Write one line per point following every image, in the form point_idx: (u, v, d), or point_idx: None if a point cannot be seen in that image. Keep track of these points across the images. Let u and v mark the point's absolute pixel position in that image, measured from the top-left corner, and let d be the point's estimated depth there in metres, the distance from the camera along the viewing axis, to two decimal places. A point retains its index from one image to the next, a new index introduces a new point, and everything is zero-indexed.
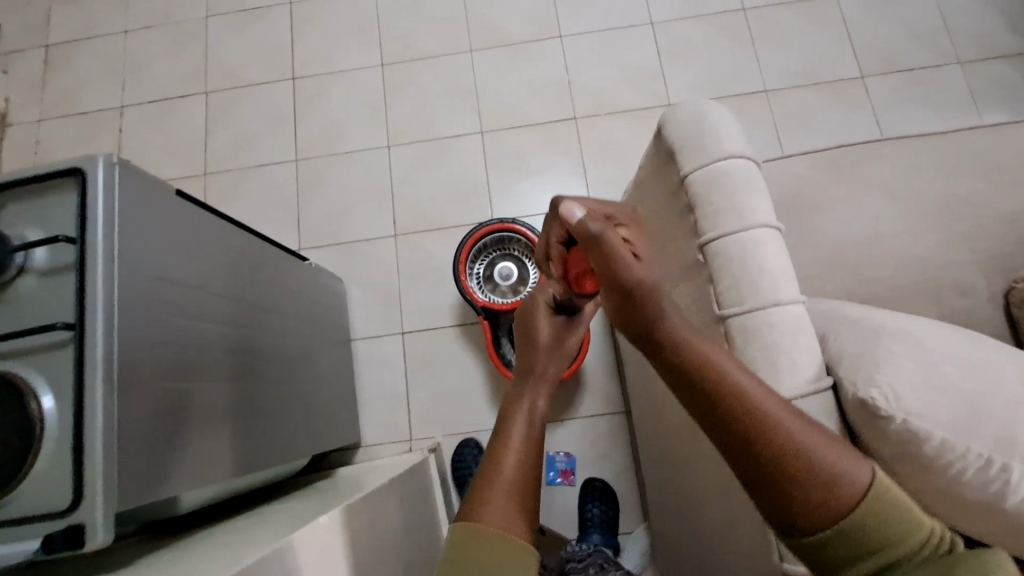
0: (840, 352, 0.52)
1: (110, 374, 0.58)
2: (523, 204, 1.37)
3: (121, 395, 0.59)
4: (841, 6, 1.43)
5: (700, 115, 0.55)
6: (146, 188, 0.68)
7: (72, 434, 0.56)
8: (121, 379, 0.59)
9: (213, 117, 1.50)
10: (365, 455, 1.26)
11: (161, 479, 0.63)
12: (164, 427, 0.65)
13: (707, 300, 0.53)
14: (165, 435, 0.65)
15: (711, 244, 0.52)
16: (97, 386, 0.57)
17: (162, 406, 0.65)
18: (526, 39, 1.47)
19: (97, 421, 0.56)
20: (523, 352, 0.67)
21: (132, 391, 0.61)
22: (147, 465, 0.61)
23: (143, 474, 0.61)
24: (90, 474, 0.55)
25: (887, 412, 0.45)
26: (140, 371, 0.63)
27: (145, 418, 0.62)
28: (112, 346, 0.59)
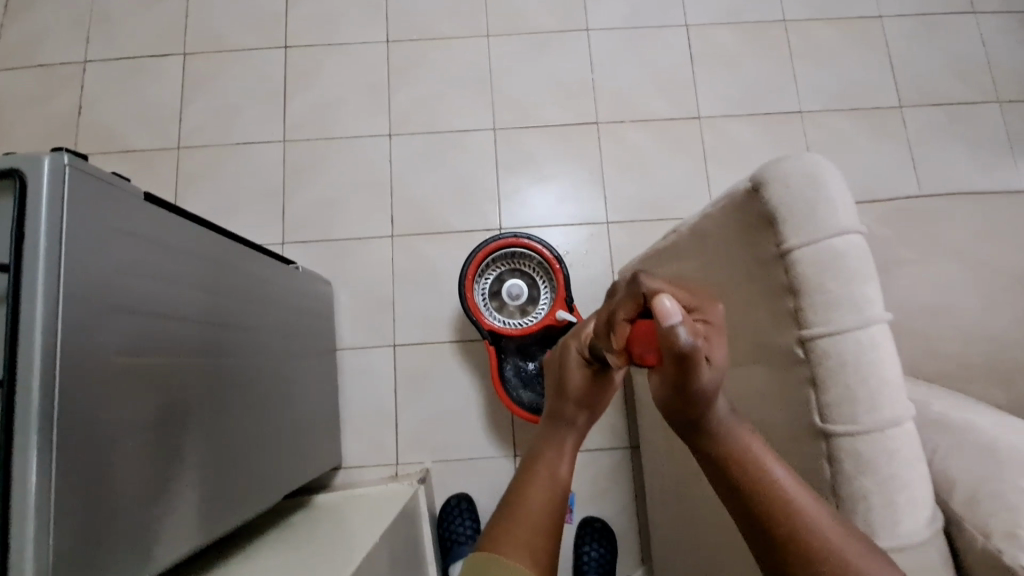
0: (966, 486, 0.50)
1: (46, 432, 0.49)
2: (535, 212, 1.26)
3: (64, 454, 0.50)
4: (885, 27, 1.34)
5: (810, 175, 0.44)
6: (107, 195, 0.57)
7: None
8: (63, 432, 0.50)
9: (192, 83, 1.32)
10: (345, 477, 1.15)
11: (115, 548, 0.54)
12: (121, 484, 0.56)
13: (803, 406, 0.44)
14: (123, 492, 0.56)
15: (815, 340, 0.43)
16: (30, 446, 0.48)
17: (119, 458, 0.56)
18: (549, 29, 1.34)
19: (29, 490, 0.47)
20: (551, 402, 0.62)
21: (80, 448, 0.51)
22: (96, 534, 0.52)
23: (93, 543, 0.52)
24: (17, 560, 0.46)
25: None
26: (91, 421, 0.53)
27: (96, 478, 0.53)
28: (50, 397, 0.49)
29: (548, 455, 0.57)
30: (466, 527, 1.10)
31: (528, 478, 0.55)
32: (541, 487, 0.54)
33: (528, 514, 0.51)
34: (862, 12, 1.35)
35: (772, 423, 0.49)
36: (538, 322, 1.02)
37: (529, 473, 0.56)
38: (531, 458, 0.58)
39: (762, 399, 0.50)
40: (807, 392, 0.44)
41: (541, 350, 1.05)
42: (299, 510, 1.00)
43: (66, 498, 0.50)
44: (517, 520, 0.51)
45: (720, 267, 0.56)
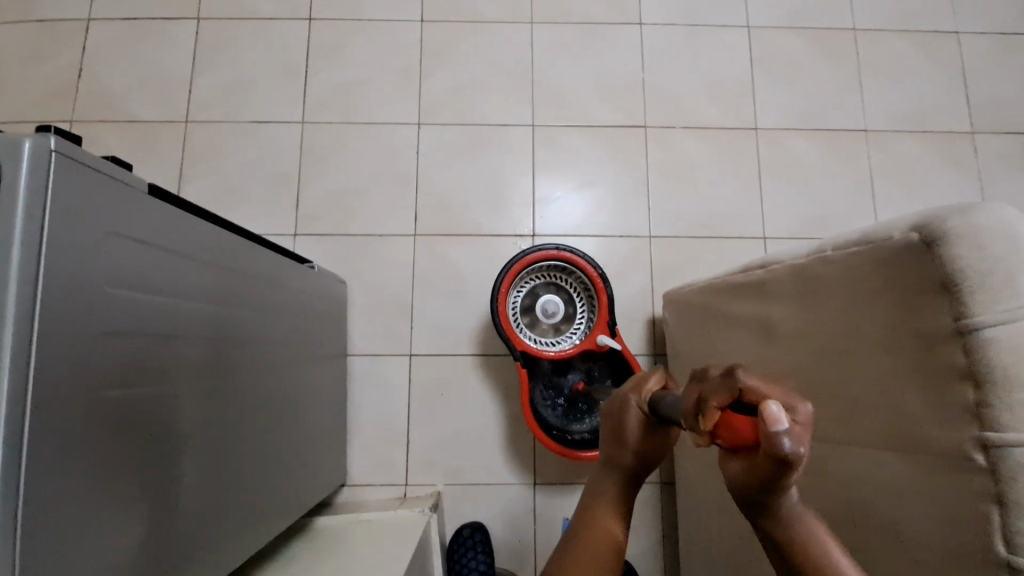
0: None
1: (11, 483, 0.39)
2: (572, 220, 1.16)
3: (39, 506, 0.40)
4: (961, 45, 1.24)
5: (1006, 234, 0.35)
6: (102, 187, 0.47)
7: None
8: (38, 482, 0.40)
9: (205, 51, 1.21)
10: (349, 496, 1.06)
11: None
12: (105, 537, 0.46)
13: (976, 522, 0.36)
14: (106, 547, 0.47)
15: (1003, 446, 0.34)
16: None
17: (103, 508, 0.46)
18: (600, 21, 1.23)
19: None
20: (608, 450, 0.50)
21: (55, 500, 0.42)
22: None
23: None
24: None
25: None
26: (74, 462, 0.43)
27: (77, 533, 0.44)
28: (19, 440, 0.39)
29: (609, 497, 0.48)
30: (478, 562, 0.99)
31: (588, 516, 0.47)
32: (602, 530, 0.46)
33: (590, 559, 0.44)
34: (937, 27, 1.25)
35: (913, 526, 0.40)
36: (576, 346, 0.92)
37: (588, 506, 0.48)
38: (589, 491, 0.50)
39: (901, 495, 0.41)
40: (987, 507, 0.35)
41: (575, 375, 0.96)
42: (299, 537, 0.91)
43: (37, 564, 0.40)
44: (581, 556, 0.44)
45: (842, 323, 0.46)
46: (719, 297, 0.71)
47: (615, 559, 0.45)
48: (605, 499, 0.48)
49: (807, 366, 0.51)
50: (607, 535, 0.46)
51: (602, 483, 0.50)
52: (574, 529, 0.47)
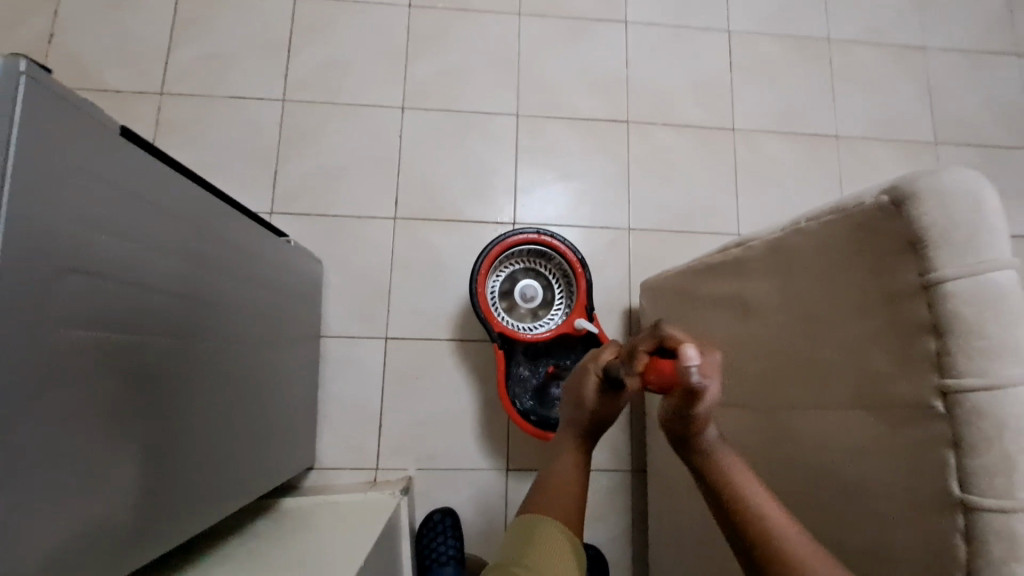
0: None
1: None
2: (554, 210, 1.16)
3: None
4: (928, 60, 1.30)
5: (968, 194, 0.37)
6: (70, 120, 0.45)
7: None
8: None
9: (184, 23, 1.18)
10: (318, 479, 1.04)
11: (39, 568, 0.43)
12: (58, 486, 0.44)
13: (934, 467, 0.38)
14: (60, 496, 0.44)
15: (962, 392, 0.36)
16: None
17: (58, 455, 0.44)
18: (588, 16, 1.25)
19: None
20: (568, 415, 0.56)
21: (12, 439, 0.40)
22: (23, 549, 0.41)
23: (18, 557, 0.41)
24: None
25: None
26: (35, 399, 0.42)
27: (30, 477, 0.42)
28: None
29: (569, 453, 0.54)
30: (448, 547, 0.98)
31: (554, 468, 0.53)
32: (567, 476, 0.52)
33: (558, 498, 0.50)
34: (906, 41, 1.31)
35: (879, 480, 0.42)
36: (553, 330, 0.93)
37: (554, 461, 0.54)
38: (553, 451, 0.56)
39: (866, 453, 0.42)
40: (945, 453, 0.37)
41: (551, 362, 0.95)
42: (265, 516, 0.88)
43: None
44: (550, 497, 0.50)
45: (815, 290, 0.48)
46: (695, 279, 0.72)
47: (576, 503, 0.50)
48: (567, 456, 0.54)
49: (781, 337, 0.53)
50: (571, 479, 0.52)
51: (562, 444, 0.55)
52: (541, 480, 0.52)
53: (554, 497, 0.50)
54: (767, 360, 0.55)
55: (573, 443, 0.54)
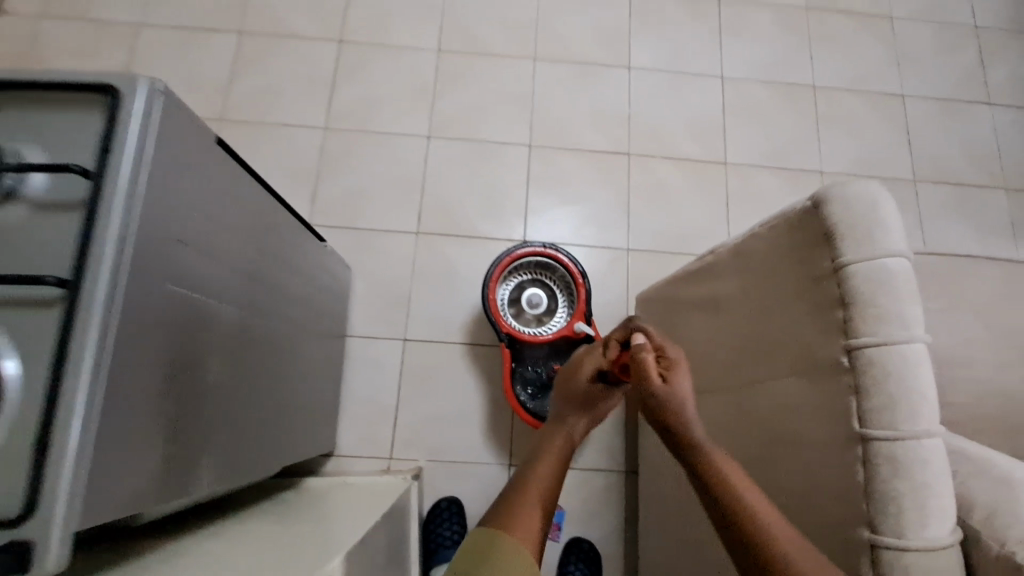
0: (969, 496, 0.48)
1: (102, 351, 0.45)
2: (560, 230, 1.29)
3: (108, 385, 0.46)
4: (906, 107, 1.44)
5: (869, 201, 0.48)
6: (185, 127, 0.55)
7: (38, 427, 0.43)
8: (111, 363, 0.46)
9: (242, 61, 1.36)
10: (336, 466, 1.13)
11: (130, 490, 0.50)
12: (150, 422, 0.53)
13: (843, 412, 0.46)
14: (144, 440, 0.52)
15: (859, 349, 0.45)
16: (82, 362, 0.44)
17: (144, 405, 0.51)
18: (596, 62, 1.41)
19: (74, 417, 0.43)
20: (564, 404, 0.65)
21: (125, 376, 0.48)
22: (124, 469, 0.49)
23: (107, 490, 0.47)
24: (51, 485, 0.42)
25: None
26: (136, 351, 0.50)
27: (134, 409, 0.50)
28: (109, 315, 0.46)
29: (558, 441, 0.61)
30: (452, 531, 1.08)
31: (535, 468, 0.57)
32: (544, 476, 0.55)
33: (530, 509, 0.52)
34: (885, 90, 1.45)
35: (806, 431, 0.50)
36: (555, 333, 1.03)
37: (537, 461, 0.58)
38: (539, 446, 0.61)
39: (798, 410, 0.51)
40: (847, 399, 0.46)
41: (555, 362, 1.04)
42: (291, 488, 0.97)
43: (106, 424, 0.46)
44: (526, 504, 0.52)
45: (760, 282, 0.58)
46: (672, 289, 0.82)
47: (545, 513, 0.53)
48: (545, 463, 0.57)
49: (737, 325, 0.62)
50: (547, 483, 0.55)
51: (553, 434, 0.62)
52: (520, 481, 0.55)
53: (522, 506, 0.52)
54: (728, 345, 0.63)
55: (563, 432, 0.62)
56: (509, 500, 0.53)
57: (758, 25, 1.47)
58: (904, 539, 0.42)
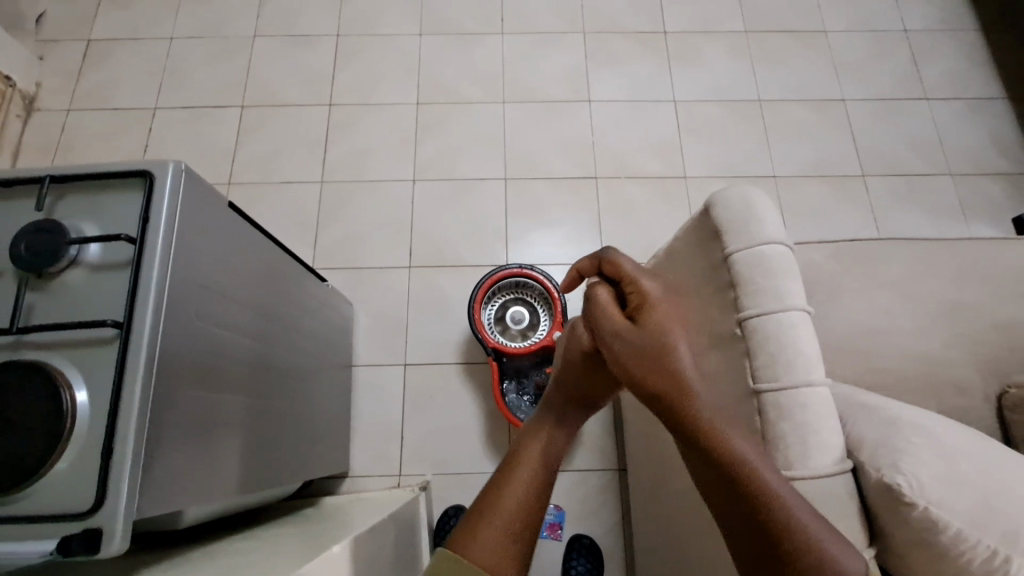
0: (860, 437, 0.56)
1: (149, 373, 0.57)
2: (540, 252, 1.41)
3: (155, 401, 0.58)
4: (847, 110, 1.57)
5: (745, 202, 0.60)
6: (203, 196, 0.69)
7: (103, 441, 0.55)
8: (155, 387, 0.58)
9: (246, 130, 1.53)
10: (350, 486, 1.23)
11: (172, 491, 0.61)
12: (189, 434, 0.64)
13: (742, 373, 0.56)
14: (184, 449, 0.63)
15: (748, 320, 0.56)
16: (134, 384, 0.56)
17: (182, 419, 0.63)
18: (559, 99, 1.56)
19: (129, 431, 0.55)
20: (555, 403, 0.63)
21: (167, 396, 0.60)
22: (167, 471, 0.60)
23: (157, 489, 0.58)
24: (114, 482, 0.53)
25: (911, 498, 0.49)
26: (175, 377, 0.62)
27: (173, 422, 0.61)
28: (153, 346, 0.58)
29: (541, 441, 0.58)
30: None
31: (507, 482, 0.54)
32: (520, 492, 0.52)
33: (498, 537, 0.49)
34: (826, 97, 1.58)
35: (725, 395, 0.59)
36: (538, 343, 1.14)
37: (511, 469, 0.55)
38: (516, 450, 0.58)
39: (718, 379, 0.60)
40: (744, 362, 0.56)
41: (539, 371, 1.17)
42: (310, 505, 1.07)
43: (152, 433, 0.58)
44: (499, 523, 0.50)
45: (681, 277, 0.69)
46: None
47: (522, 527, 0.50)
48: (524, 475, 0.54)
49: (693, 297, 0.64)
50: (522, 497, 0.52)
51: (538, 434, 0.60)
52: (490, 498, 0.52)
53: (497, 520, 0.50)
54: None
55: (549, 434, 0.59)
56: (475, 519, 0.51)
57: (703, 52, 1.62)
58: (792, 470, 0.52)
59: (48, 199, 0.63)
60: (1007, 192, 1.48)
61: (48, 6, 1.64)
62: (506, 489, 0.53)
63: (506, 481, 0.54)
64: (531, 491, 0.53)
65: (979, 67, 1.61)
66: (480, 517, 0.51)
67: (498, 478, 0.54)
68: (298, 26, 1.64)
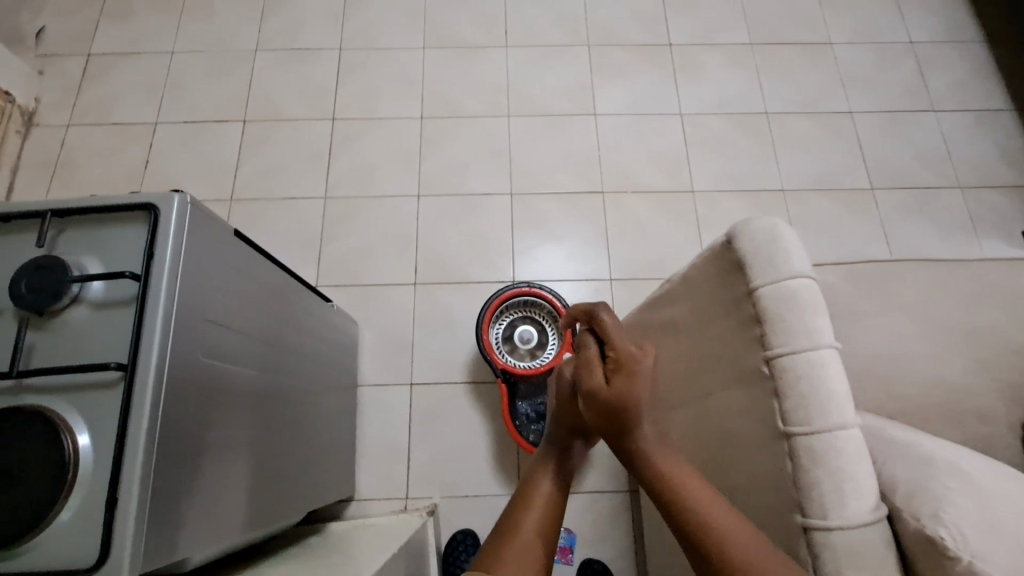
0: (894, 480, 0.54)
1: (154, 419, 0.55)
2: (547, 268, 1.39)
3: (161, 447, 0.56)
4: (855, 122, 1.56)
5: (769, 233, 0.58)
6: (209, 227, 0.67)
7: (107, 493, 0.52)
8: (162, 431, 0.56)
9: (248, 145, 1.51)
10: (356, 509, 1.20)
11: (179, 537, 0.58)
12: (197, 477, 0.62)
13: (771, 414, 0.54)
14: (193, 492, 0.61)
15: (774, 359, 0.54)
16: (140, 430, 0.54)
17: (189, 461, 0.60)
18: (563, 113, 1.55)
19: (134, 483, 0.52)
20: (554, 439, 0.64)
21: (174, 440, 0.58)
22: (177, 519, 0.58)
23: (164, 539, 0.56)
24: (119, 535, 0.51)
25: (956, 552, 0.46)
26: (181, 421, 0.59)
27: (178, 466, 0.59)
28: (159, 390, 0.56)
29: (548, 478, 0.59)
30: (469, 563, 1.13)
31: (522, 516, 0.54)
32: (534, 526, 0.53)
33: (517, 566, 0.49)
34: (833, 108, 1.57)
35: (753, 433, 0.58)
36: (547, 364, 1.12)
37: (525, 501, 0.56)
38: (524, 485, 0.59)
39: (744, 415, 0.59)
40: (772, 402, 0.54)
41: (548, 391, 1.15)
42: (315, 532, 1.04)
43: (159, 480, 0.55)
44: (518, 546, 0.51)
45: (701, 306, 0.67)
46: (637, 319, 0.90)
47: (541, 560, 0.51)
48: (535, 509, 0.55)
49: (716, 328, 0.64)
50: (540, 523, 0.54)
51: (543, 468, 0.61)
52: (508, 527, 0.53)
53: (514, 548, 0.50)
54: (708, 357, 0.66)
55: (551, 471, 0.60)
56: (495, 542, 0.52)
57: (708, 65, 1.61)
58: (829, 520, 0.50)
59: (49, 233, 0.61)
60: (1017, 205, 1.46)
61: (47, 20, 1.62)
62: (520, 522, 0.54)
63: (522, 510, 0.55)
64: (539, 527, 0.54)
65: (984, 79, 1.61)
66: (498, 545, 0.51)
67: (510, 510, 0.56)
68: (300, 40, 1.63)
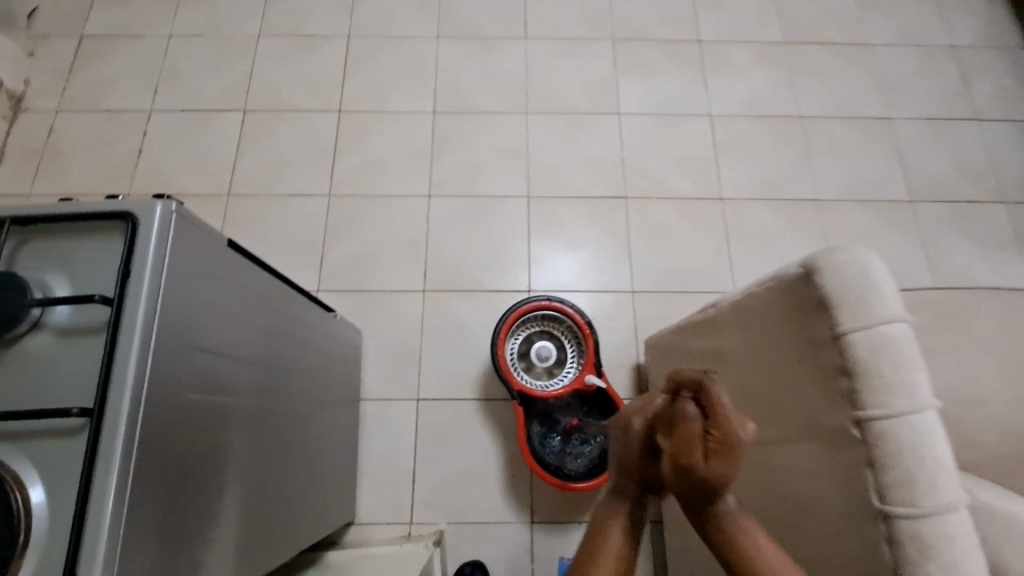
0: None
1: (126, 473, 0.46)
2: (565, 278, 1.30)
3: (134, 504, 0.47)
4: (894, 129, 1.46)
5: (858, 270, 0.53)
6: (199, 240, 0.58)
7: (64, 565, 0.44)
8: (135, 485, 0.47)
9: (248, 137, 1.42)
10: (356, 534, 1.12)
11: None
12: (182, 533, 0.53)
13: (864, 484, 0.50)
14: (176, 552, 0.52)
15: (870, 421, 0.50)
16: (108, 486, 0.45)
17: (172, 515, 0.52)
18: (585, 111, 1.45)
19: (98, 553, 0.43)
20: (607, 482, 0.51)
21: (152, 495, 0.49)
22: None
23: None
24: None
25: None
26: (162, 468, 0.51)
27: (158, 523, 0.50)
28: (133, 437, 0.47)
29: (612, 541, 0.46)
30: None
31: None
32: None
33: None
34: (872, 114, 1.48)
35: (837, 496, 0.54)
36: (565, 385, 1.04)
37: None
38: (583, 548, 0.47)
39: (823, 473, 0.55)
40: (865, 472, 0.50)
41: (568, 412, 1.06)
42: (312, 564, 0.96)
43: (132, 544, 0.46)
44: None
45: (768, 341, 0.61)
46: (671, 338, 0.84)
47: None
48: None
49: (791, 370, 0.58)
50: None
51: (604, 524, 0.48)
52: None
53: None
54: (777, 399, 0.61)
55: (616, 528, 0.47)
56: None
57: (740, 64, 1.52)
58: None
59: (7, 245, 0.52)
60: None
61: None
62: None
63: None
64: None
65: None
66: None
67: None
68: (307, 25, 1.53)
